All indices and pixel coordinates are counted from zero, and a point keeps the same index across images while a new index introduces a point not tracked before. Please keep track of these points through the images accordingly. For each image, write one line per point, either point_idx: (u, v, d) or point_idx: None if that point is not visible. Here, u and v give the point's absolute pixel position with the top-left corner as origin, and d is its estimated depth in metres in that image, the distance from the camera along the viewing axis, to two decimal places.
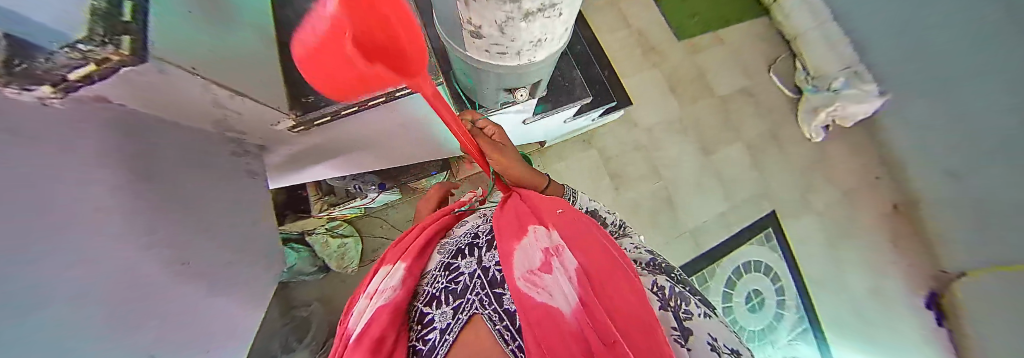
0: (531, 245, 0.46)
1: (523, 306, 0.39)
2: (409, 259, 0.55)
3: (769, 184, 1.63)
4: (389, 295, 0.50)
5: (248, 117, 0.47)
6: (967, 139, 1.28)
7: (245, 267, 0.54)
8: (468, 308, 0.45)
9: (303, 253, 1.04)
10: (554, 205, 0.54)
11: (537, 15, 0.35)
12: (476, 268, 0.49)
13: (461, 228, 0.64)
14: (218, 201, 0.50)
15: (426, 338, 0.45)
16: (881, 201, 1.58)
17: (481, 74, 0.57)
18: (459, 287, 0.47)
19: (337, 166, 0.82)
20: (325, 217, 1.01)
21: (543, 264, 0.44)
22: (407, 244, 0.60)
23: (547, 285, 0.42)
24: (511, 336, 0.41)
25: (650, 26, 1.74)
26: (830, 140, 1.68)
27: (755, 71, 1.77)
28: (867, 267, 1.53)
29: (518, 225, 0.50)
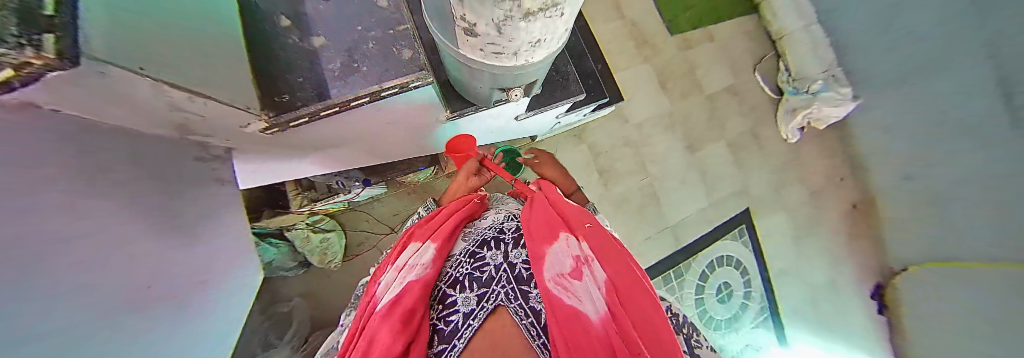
0: (563, 251, 0.49)
1: (555, 305, 0.42)
2: (440, 240, 0.57)
3: (747, 181, 1.71)
4: (419, 271, 0.51)
5: (211, 119, 0.44)
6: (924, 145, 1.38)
7: (208, 274, 0.52)
8: (495, 297, 0.46)
9: (282, 247, 1.03)
10: (585, 216, 0.57)
11: (539, 14, 0.28)
12: (503, 262, 0.51)
13: (483, 219, 0.65)
14: (181, 210, 0.48)
15: (448, 318, 0.46)
16: (844, 199, 1.71)
17: (468, 75, 0.49)
18: (485, 277, 0.49)
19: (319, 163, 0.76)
20: (307, 212, 0.97)
21: (573, 270, 0.47)
22: (436, 226, 0.61)
23: (575, 291, 0.45)
24: (537, 331, 0.44)
25: (644, 17, 1.72)
26: (805, 141, 1.77)
27: (743, 69, 1.80)
28: (827, 260, 1.67)
29: (550, 229, 0.53)
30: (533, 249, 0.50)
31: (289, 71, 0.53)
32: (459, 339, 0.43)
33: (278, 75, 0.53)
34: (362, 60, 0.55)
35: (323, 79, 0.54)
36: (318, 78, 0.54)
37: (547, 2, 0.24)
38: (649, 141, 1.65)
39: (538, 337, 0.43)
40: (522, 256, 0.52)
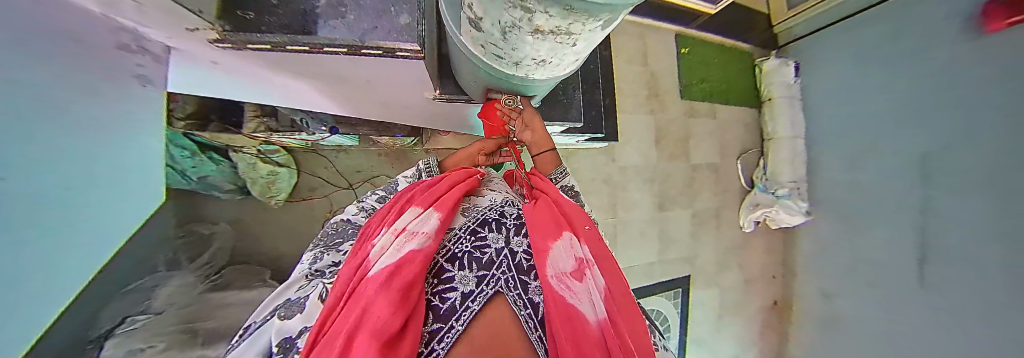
0: (567, 247, 0.35)
1: (557, 309, 0.30)
2: (443, 205, 0.40)
3: (697, 252, 1.83)
4: (420, 239, 0.35)
5: (157, 17, 0.31)
6: (854, 276, 1.60)
7: (104, 197, 0.42)
8: (495, 282, 0.32)
9: (223, 168, 0.91)
10: (584, 218, 0.44)
11: (550, 35, 0.29)
12: (504, 246, 0.36)
13: (486, 196, 0.48)
14: (98, 112, 0.37)
15: (443, 297, 0.30)
16: (768, 297, 1.95)
17: (465, 64, 0.47)
18: (485, 259, 0.34)
19: (290, 98, 0.64)
20: (262, 139, 0.87)
21: (576, 271, 0.34)
22: (440, 190, 0.44)
23: (582, 294, 0.32)
24: (535, 323, 0.30)
25: (664, 71, 1.78)
26: (755, 234, 1.94)
27: (729, 152, 1.94)
28: (737, 340, 1.87)
29: (556, 221, 0.39)
30: (536, 240, 0.36)
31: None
32: (455, 325, 0.28)
33: None
34: (353, 6, 0.40)
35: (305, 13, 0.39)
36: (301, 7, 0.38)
37: (557, 24, 0.27)
38: (627, 185, 1.69)
39: (538, 333, 0.30)
40: (525, 244, 0.37)
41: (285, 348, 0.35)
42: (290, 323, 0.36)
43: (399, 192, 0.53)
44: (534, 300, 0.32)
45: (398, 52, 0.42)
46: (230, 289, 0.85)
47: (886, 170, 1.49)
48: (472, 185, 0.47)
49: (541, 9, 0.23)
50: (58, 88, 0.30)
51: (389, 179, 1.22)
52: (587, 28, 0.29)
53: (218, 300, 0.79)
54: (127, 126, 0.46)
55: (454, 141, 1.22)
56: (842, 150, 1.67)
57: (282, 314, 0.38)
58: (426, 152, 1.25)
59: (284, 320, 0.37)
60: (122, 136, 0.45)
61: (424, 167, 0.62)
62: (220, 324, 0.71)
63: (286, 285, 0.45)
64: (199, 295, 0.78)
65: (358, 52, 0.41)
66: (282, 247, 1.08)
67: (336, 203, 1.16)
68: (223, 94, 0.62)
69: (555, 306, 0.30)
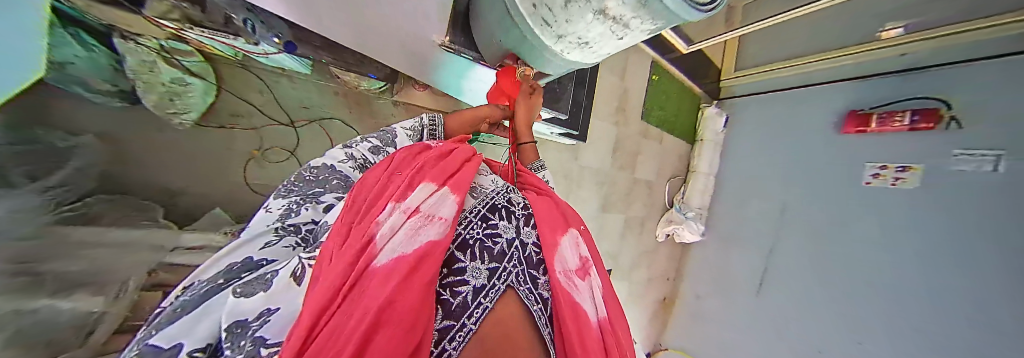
0: (572, 245, 0.45)
1: (563, 301, 0.36)
2: (458, 188, 0.42)
3: (620, 251, 2.15)
4: (438, 226, 0.35)
5: None
6: (719, 283, 2.16)
7: None
8: (506, 276, 0.34)
9: (96, 54, 0.59)
10: (580, 219, 0.53)
11: (607, 19, 0.32)
12: (514, 237, 0.40)
13: (486, 177, 0.51)
14: None
15: (453, 290, 0.30)
16: (660, 293, 2.44)
17: (496, 22, 0.46)
18: (496, 250, 0.37)
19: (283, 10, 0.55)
20: (170, 30, 0.62)
21: (580, 269, 0.43)
22: (449, 169, 0.45)
23: (583, 291, 0.40)
24: (546, 318, 0.33)
25: (634, 90, 1.95)
26: (663, 243, 2.39)
27: (663, 173, 2.28)
28: (632, 324, 2.29)
29: (562, 220, 0.49)
30: (546, 233, 0.43)
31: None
32: (467, 323, 0.27)
33: None
34: None
35: None
36: None
37: (625, 9, 0.29)
38: (581, 185, 1.84)
39: (547, 328, 0.33)
40: (533, 237, 0.42)
41: (236, 334, 0.27)
42: (247, 302, 0.28)
43: (393, 155, 0.49)
44: (542, 295, 0.36)
45: None
46: (102, 223, 0.62)
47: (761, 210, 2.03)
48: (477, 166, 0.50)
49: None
50: None
51: (342, 126, 1.06)
52: (641, 23, 0.32)
53: (83, 236, 0.55)
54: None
55: (428, 99, 1.14)
56: (737, 190, 2.17)
57: (238, 290, 0.30)
58: (393, 104, 1.11)
59: (241, 298, 0.29)
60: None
61: (427, 121, 0.62)
62: (85, 267, 0.53)
63: (242, 240, 0.39)
64: (49, 225, 0.50)
65: None
66: (180, 182, 0.81)
67: (268, 140, 0.95)
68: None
69: (564, 306, 0.35)
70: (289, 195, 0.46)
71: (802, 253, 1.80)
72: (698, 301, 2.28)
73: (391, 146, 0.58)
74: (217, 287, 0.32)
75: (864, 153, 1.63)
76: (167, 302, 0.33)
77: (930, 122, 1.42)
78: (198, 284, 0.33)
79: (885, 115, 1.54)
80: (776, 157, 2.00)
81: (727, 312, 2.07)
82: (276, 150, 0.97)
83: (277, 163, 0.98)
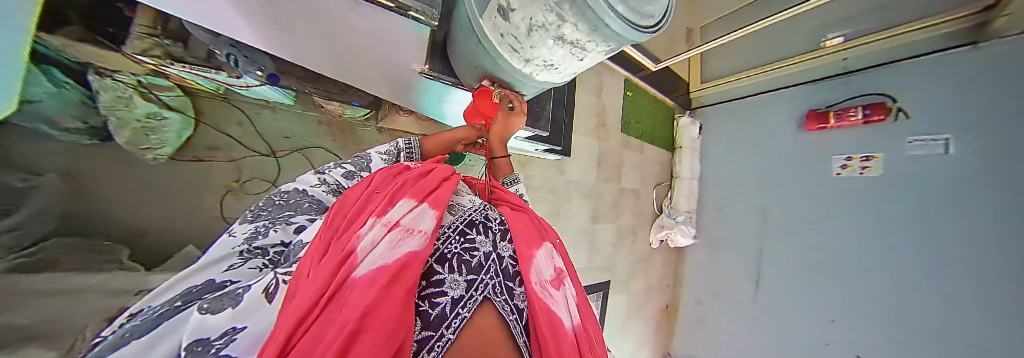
0: (548, 257, 0.46)
1: (542, 309, 0.37)
2: (438, 203, 0.42)
3: (615, 262, 2.13)
4: (418, 239, 0.35)
5: None
6: (720, 290, 2.15)
7: None
8: (483, 288, 0.33)
9: (68, 94, 0.60)
10: (553, 233, 0.55)
11: (568, 44, 0.33)
12: (492, 251, 0.40)
13: (464, 196, 0.52)
14: None
15: (432, 302, 0.30)
16: (661, 303, 2.41)
17: (470, 52, 0.48)
18: (474, 262, 0.36)
19: (265, 37, 0.56)
20: (152, 67, 0.64)
21: (554, 279, 0.44)
22: (429, 186, 0.45)
23: (558, 302, 0.41)
24: (522, 328, 0.34)
25: (611, 105, 2.06)
26: (657, 251, 2.40)
27: (648, 182, 2.35)
28: (636, 338, 2.22)
29: (537, 233, 0.50)
30: (522, 246, 0.43)
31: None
32: (446, 333, 0.27)
33: None
34: None
35: None
36: None
37: (583, 31, 0.31)
38: (569, 198, 1.85)
39: (523, 338, 0.33)
40: (509, 251, 0.42)
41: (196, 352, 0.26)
42: (213, 320, 0.28)
43: (372, 177, 0.49)
44: (519, 306, 0.36)
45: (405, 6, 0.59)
46: (61, 268, 0.59)
47: (743, 211, 2.10)
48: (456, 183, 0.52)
49: (578, 10, 0.28)
50: None
51: (325, 153, 1.05)
52: (598, 44, 0.34)
53: (32, 284, 0.51)
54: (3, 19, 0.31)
55: (412, 124, 1.15)
56: (718, 193, 2.26)
57: (203, 307, 0.30)
58: (378, 130, 1.12)
59: (207, 315, 0.29)
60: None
61: (403, 145, 0.63)
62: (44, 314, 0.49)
63: (207, 262, 0.38)
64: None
65: None
66: (151, 216, 0.80)
67: (246, 171, 0.93)
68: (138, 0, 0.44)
69: (541, 313, 0.36)
70: (258, 220, 0.45)
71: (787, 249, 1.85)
72: (699, 307, 2.28)
73: (366, 170, 0.58)
74: (177, 309, 0.31)
75: (828, 150, 1.74)
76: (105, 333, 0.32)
77: (881, 114, 1.55)
78: (155, 308, 0.32)
79: (841, 112, 1.67)
80: (751, 159, 2.11)
81: (727, 316, 2.08)
82: (256, 181, 0.95)
83: (256, 194, 0.95)
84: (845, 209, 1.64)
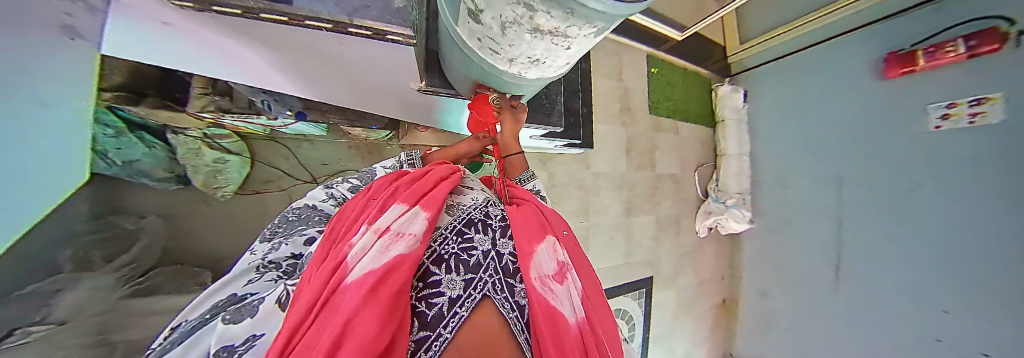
0: (550, 251, 0.42)
1: (542, 305, 0.34)
2: (431, 203, 0.42)
3: (658, 255, 1.97)
4: (407, 242, 0.35)
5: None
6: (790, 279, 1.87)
7: (35, 171, 0.38)
8: (482, 286, 0.33)
9: (155, 150, 0.76)
10: (563, 225, 0.52)
11: (547, 35, 0.31)
12: (490, 249, 0.39)
13: (466, 195, 0.51)
14: (46, 80, 0.34)
15: (430, 302, 0.30)
16: (717, 296, 2.18)
17: (456, 60, 0.48)
18: (472, 261, 0.35)
19: (298, 87, 0.64)
20: (210, 120, 0.76)
21: (557, 273, 0.40)
22: (423, 188, 0.45)
23: (562, 298, 0.38)
24: (522, 325, 0.33)
25: (635, 88, 1.91)
26: (706, 239, 2.17)
27: (688, 165, 2.13)
28: (689, 335, 2.04)
29: (540, 227, 0.46)
30: (523, 243, 0.41)
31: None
32: (443, 332, 0.27)
33: None
34: None
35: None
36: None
37: (559, 18, 0.27)
38: (598, 192, 1.76)
39: (523, 334, 0.32)
40: (510, 247, 0.41)
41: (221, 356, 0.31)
42: (235, 328, 0.33)
43: (371, 186, 0.51)
44: (520, 302, 0.34)
45: (388, 35, 0.43)
46: (158, 295, 0.74)
47: (810, 185, 1.81)
48: (455, 181, 0.50)
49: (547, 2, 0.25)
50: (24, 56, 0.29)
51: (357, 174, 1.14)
52: (581, 27, 0.30)
53: (134, 309, 0.66)
54: (44, 103, 0.36)
55: (431, 138, 1.19)
56: (776, 168, 1.97)
57: (226, 317, 0.35)
58: (400, 148, 1.19)
59: (229, 324, 0.34)
60: (39, 117, 0.35)
61: (406, 158, 0.66)
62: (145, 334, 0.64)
63: (230, 277, 0.45)
64: (101, 310, 0.60)
65: (344, 29, 0.39)
66: (222, 244, 0.96)
67: (296, 198, 1.06)
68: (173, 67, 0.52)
69: (541, 310, 0.34)
70: (274, 238, 0.52)
71: (872, 226, 1.54)
72: (766, 300, 2.00)
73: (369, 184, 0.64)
74: (205, 320, 0.38)
75: (913, 96, 1.43)
76: (159, 340, 0.40)
77: (993, 44, 1.19)
78: (191, 321, 0.39)
79: (931, 49, 1.33)
80: (814, 125, 1.80)
81: (804, 308, 1.81)
82: None
83: None
84: (954, 168, 1.31)
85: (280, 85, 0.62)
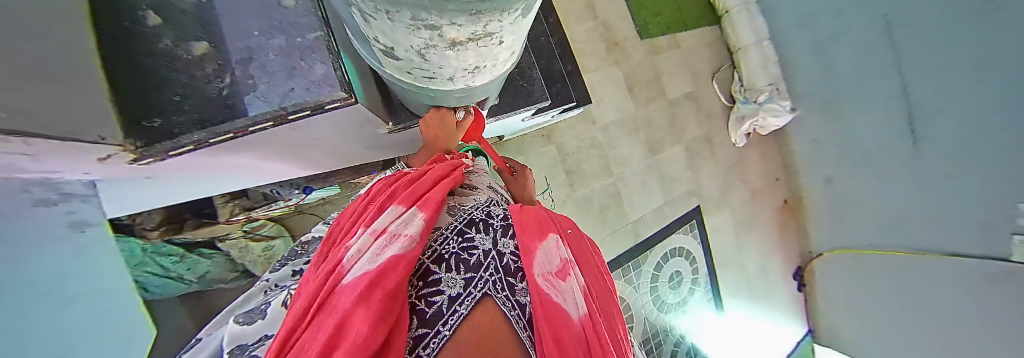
0: (553, 247, 0.36)
1: (542, 302, 0.29)
2: (428, 203, 0.36)
3: (699, 183, 1.85)
4: (402, 242, 0.31)
5: (102, 171, 0.34)
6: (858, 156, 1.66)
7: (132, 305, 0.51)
8: (483, 284, 0.28)
9: (217, 258, 0.90)
10: (565, 222, 0.45)
11: (470, 43, 0.23)
12: (492, 248, 0.33)
13: (468, 195, 0.44)
14: (80, 267, 0.41)
15: (429, 300, 0.27)
16: (778, 198, 2.01)
17: (407, 94, 0.45)
18: (473, 260, 0.31)
19: (306, 167, 0.69)
20: (242, 221, 0.90)
21: (559, 271, 0.34)
22: (420, 189, 0.39)
23: (566, 293, 0.32)
24: (523, 322, 0.28)
25: (616, 19, 1.73)
26: (748, 146, 1.96)
27: (703, 77, 1.92)
28: (758, 248, 1.91)
29: (546, 223, 0.40)
30: (525, 240, 0.35)
31: (147, 87, 0.30)
32: (442, 329, 0.24)
33: (146, 77, 0.30)
34: None
35: (214, 99, 0.31)
36: (218, 99, 0.31)
37: (473, 31, 0.19)
38: (614, 143, 1.67)
39: (526, 332, 0.28)
40: (512, 246, 0.35)
41: (237, 354, 0.37)
42: (250, 329, 0.38)
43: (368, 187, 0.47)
44: (521, 301, 0.29)
45: (326, 106, 0.32)
46: None
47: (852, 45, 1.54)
48: (457, 180, 0.44)
49: (447, 26, 0.17)
50: (41, 261, 0.33)
51: None
52: (509, 23, 0.21)
53: None
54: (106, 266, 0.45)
55: None
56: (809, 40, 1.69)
57: (240, 320, 0.40)
58: None
59: (244, 326, 0.39)
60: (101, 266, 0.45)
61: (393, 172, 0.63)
62: None
63: (241, 303, 0.45)
64: None
65: (287, 121, 0.32)
66: None
67: None
68: (166, 200, 0.59)
69: (546, 303, 0.29)
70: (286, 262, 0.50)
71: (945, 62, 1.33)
72: (834, 185, 1.82)
73: None
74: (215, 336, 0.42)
75: None
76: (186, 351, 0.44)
77: None
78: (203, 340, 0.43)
79: None
80: None
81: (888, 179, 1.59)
82: None
83: None
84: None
85: (284, 169, 0.64)
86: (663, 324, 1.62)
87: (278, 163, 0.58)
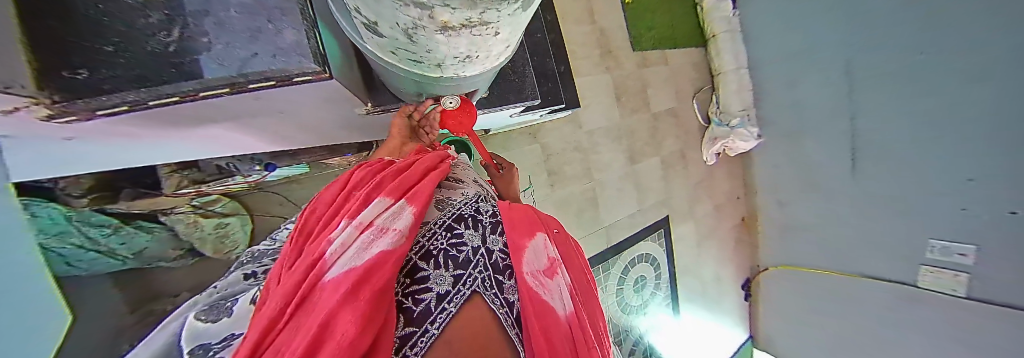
0: (541, 245, 0.36)
1: (532, 303, 0.29)
2: (418, 196, 0.35)
3: (671, 194, 1.95)
4: (391, 236, 0.29)
5: (10, 127, 0.29)
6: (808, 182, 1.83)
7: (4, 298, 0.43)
8: (472, 281, 0.28)
9: (156, 234, 0.83)
10: (552, 220, 0.46)
11: (463, 30, 0.22)
12: (481, 245, 0.33)
13: (456, 189, 0.43)
14: None
15: (417, 298, 0.26)
16: (737, 214, 2.19)
17: (390, 77, 0.44)
18: (461, 257, 0.30)
19: (274, 143, 0.64)
20: (191, 194, 0.81)
21: (547, 268, 0.35)
22: (410, 181, 0.37)
23: (554, 290, 0.33)
24: (511, 320, 0.28)
25: (612, 27, 1.76)
26: (717, 164, 2.10)
27: (685, 94, 2.02)
28: (715, 259, 2.07)
29: (535, 220, 0.40)
30: (515, 237, 0.35)
31: (67, 28, 0.26)
32: (430, 328, 0.24)
33: (69, 20, 0.26)
34: None
35: (159, 55, 0.27)
36: (164, 55, 0.27)
37: (468, 18, 0.17)
38: (597, 149, 1.72)
39: (515, 331, 0.28)
40: (501, 243, 0.34)
41: (199, 354, 0.32)
42: (214, 327, 0.33)
43: (349, 173, 0.44)
44: (510, 298, 0.30)
45: (296, 79, 0.29)
46: None
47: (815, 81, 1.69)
48: (445, 173, 0.42)
49: (439, 7, 0.14)
50: None
51: None
52: (508, 14, 0.19)
53: None
54: None
55: None
56: None
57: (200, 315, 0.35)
58: None
59: (207, 323, 0.34)
60: None
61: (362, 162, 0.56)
62: None
63: (185, 308, 0.40)
64: None
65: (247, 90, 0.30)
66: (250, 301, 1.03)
67: None
68: (94, 166, 0.52)
69: (533, 301, 0.30)
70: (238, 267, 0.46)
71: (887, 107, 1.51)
72: (785, 207, 2.01)
73: None
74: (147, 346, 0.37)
75: None
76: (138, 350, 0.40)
77: None
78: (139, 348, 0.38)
79: None
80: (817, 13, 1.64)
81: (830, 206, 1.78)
82: None
83: None
84: None
85: (248, 143, 0.59)
86: (625, 324, 1.72)
87: (242, 136, 0.54)
